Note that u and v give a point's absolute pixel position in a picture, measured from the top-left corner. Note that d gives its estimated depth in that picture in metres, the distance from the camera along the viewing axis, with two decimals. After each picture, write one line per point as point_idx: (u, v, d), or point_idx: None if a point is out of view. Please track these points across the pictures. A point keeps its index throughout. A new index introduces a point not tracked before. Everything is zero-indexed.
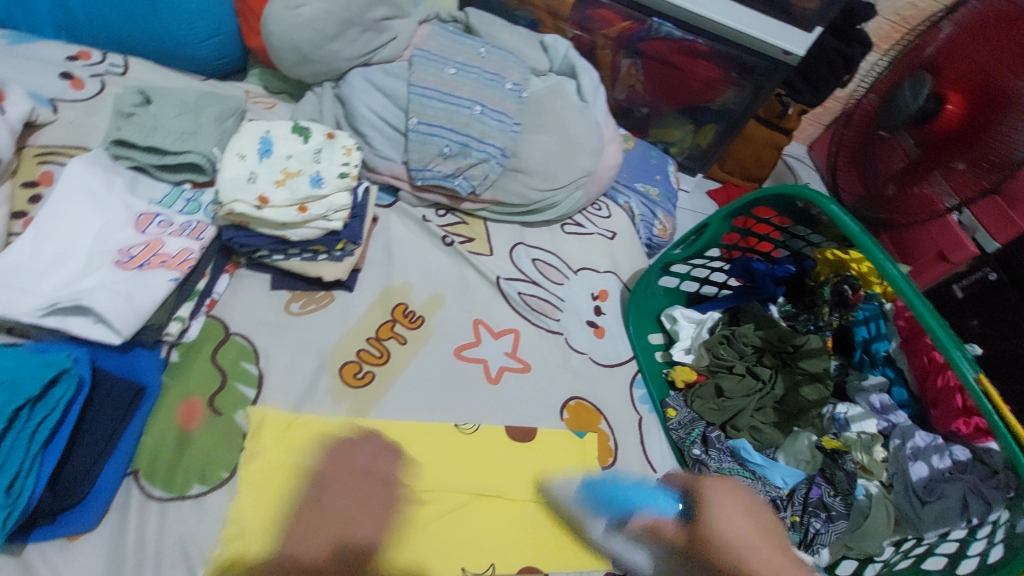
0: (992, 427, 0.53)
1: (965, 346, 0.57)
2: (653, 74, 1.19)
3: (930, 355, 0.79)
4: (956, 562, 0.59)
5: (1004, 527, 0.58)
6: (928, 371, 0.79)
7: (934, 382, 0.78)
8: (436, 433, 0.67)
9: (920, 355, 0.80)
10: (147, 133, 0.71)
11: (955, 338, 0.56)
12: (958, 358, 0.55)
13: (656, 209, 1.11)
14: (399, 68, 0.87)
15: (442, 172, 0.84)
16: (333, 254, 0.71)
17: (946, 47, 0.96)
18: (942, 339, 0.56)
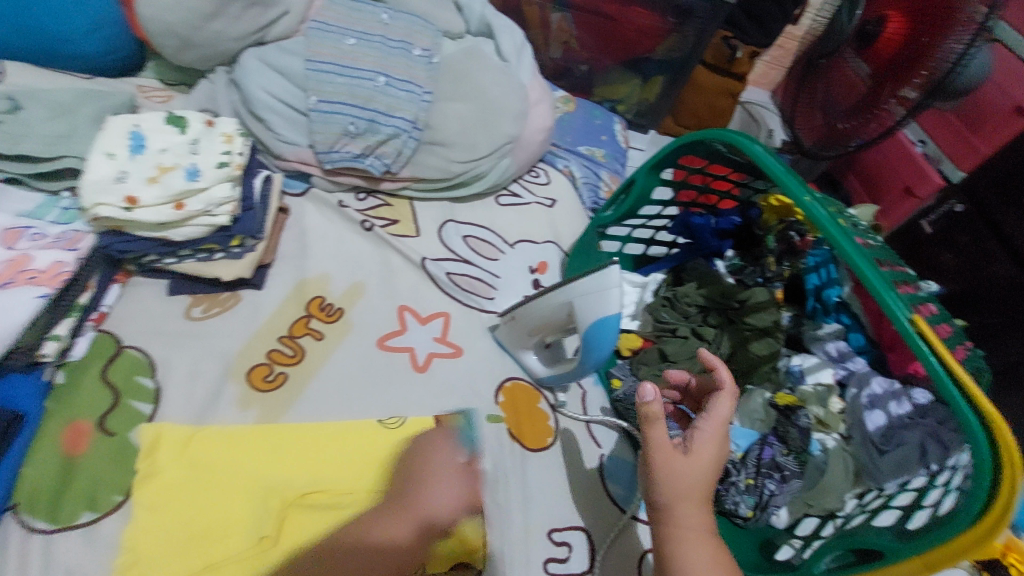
0: (926, 367, 0.48)
1: (897, 287, 0.52)
2: (587, 26, 1.12)
3: None
4: (910, 516, 0.55)
5: (961, 472, 0.54)
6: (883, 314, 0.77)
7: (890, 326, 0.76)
8: (326, 437, 0.61)
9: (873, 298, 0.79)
10: (13, 141, 0.65)
11: (886, 279, 0.52)
12: (890, 300, 0.51)
13: (600, 170, 1.05)
14: (295, 43, 0.81)
15: (351, 152, 0.79)
16: (230, 252, 0.67)
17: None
18: (874, 281, 0.52)
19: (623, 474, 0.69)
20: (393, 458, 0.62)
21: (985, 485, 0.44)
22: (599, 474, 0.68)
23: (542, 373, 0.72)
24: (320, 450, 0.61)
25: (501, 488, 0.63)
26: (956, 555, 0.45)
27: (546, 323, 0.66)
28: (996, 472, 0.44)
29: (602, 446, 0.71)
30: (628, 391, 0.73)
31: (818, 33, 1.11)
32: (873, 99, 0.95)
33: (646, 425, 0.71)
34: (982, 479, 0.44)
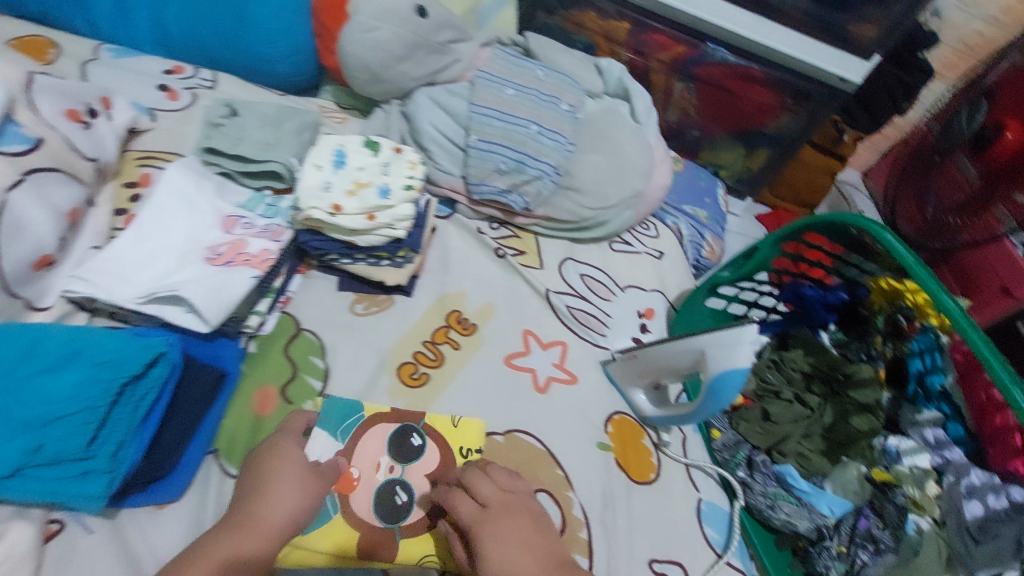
0: None
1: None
2: (706, 99, 1.20)
3: (989, 392, 0.75)
4: None
5: None
6: (987, 408, 0.75)
7: (991, 421, 0.74)
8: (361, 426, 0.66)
9: (978, 391, 0.76)
10: (234, 144, 0.78)
11: (1017, 378, 0.56)
12: (1017, 398, 0.55)
13: (705, 231, 1.12)
14: (461, 87, 0.92)
15: (498, 187, 0.88)
16: (395, 261, 0.76)
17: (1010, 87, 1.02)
18: (1003, 378, 0.57)
19: (722, 522, 0.73)
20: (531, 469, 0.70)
21: None
22: (698, 518, 0.73)
23: (651, 413, 0.78)
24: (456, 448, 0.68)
25: (609, 511, 0.69)
26: None
27: (670, 366, 0.73)
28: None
29: (701, 491, 0.75)
30: (727, 442, 0.81)
31: (929, 130, 1.19)
32: (983, 200, 1.06)
33: (744, 477, 0.76)
34: None
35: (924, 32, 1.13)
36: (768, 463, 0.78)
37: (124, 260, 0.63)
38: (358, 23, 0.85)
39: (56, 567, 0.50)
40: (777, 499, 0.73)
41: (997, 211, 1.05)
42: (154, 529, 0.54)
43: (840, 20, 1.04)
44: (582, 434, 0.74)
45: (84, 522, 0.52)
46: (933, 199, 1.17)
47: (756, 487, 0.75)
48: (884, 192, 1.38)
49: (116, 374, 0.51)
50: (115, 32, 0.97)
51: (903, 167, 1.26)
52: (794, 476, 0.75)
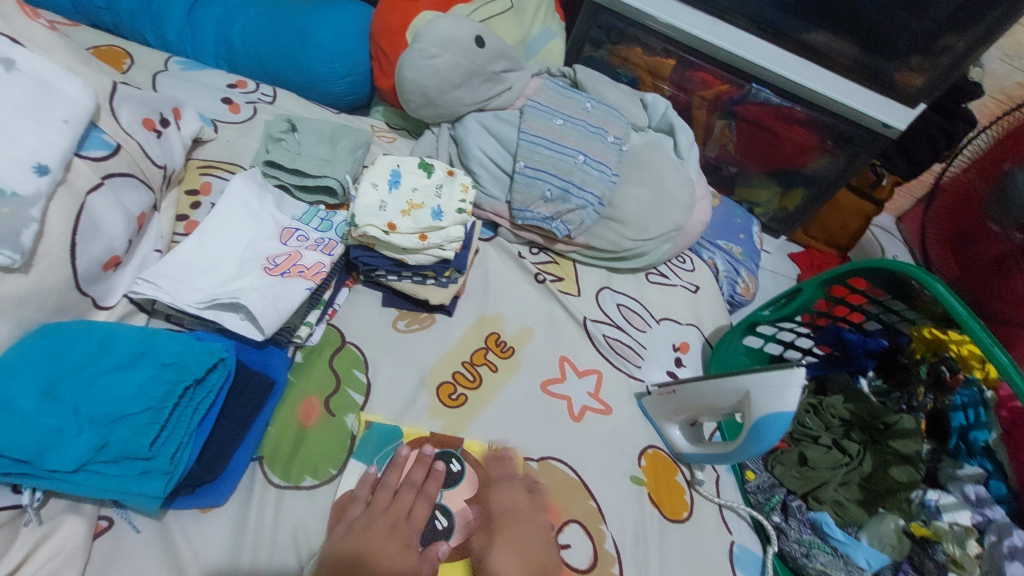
0: None
1: None
2: (745, 137, 1.21)
3: None
4: None
5: None
6: None
7: None
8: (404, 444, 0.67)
9: None
10: (292, 157, 0.81)
11: None
12: None
13: (740, 267, 1.12)
14: (510, 115, 0.95)
15: (542, 214, 0.90)
16: (440, 281, 0.78)
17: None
18: None
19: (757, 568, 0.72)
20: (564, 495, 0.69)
21: None
22: (731, 561, 0.71)
23: (686, 448, 0.77)
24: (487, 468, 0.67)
25: (641, 547, 0.69)
26: None
27: (711, 404, 0.73)
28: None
29: (734, 533, 0.74)
30: (762, 485, 0.81)
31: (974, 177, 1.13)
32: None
33: (779, 522, 0.76)
34: None
35: (968, 83, 1.12)
36: (804, 509, 0.78)
37: (186, 264, 0.65)
38: (420, 50, 0.88)
39: (102, 564, 0.51)
40: (811, 546, 0.72)
41: None
42: (198, 531, 0.55)
43: (886, 68, 1.05)
44: (616, 465, 0.74)
45: (131, 521, 0.53)
46: (976, 255, 1.13)
47: (791, 534, 0.74)
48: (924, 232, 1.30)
49: (182, 375, 0.53)
50: (183, 45, 1.02)
51: (950, 217, 1.21)
52: (830, 525, 0.75)
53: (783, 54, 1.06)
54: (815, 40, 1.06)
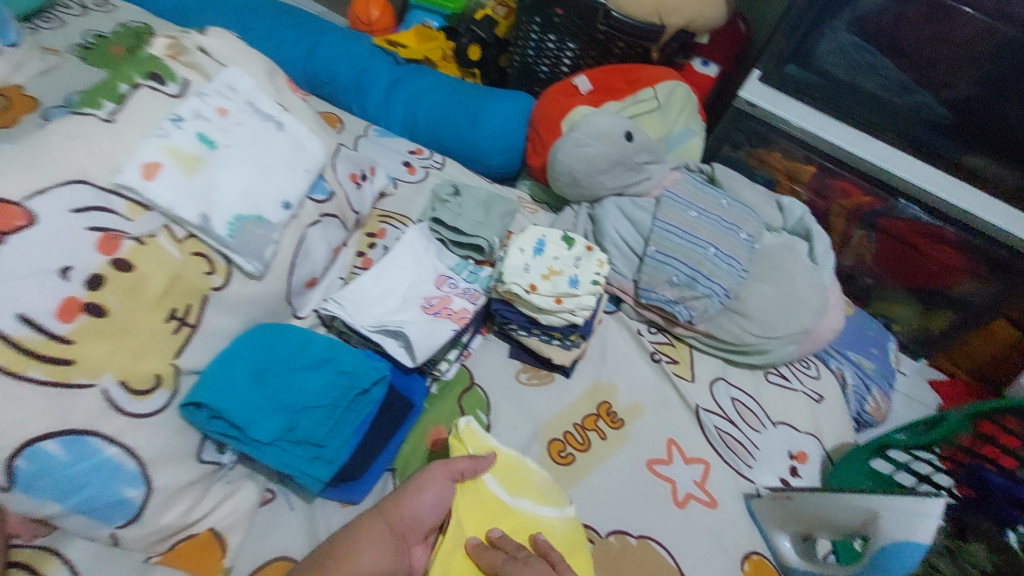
0: None
1: None
2: (886, 250, 1.18)
3: None
4: None
5: None
6: None
7: None
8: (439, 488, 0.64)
9: None
10: (454, 217, 0.94)
11: None
12: None
13: (871, 384, 1.05)
14: (647, 202, 1.02)
15: (666, 297, 0.94)
16: (564, 342, 0.83)
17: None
18: None
19: None
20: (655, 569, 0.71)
21: None
22: None
23: (795, 563, 0.74)
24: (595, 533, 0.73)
25: None
26: None
27: (830, 519, 0.70)
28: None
29: None
30: None
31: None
32: None
33: None
34: None
35: None
36: None
37: (364, 292, 0.78)
38: (575, 139, 1.01)
39: (263, 529, 0.61)
40: None
41: None
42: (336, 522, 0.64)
43: None
44: (715, 563, 0.73)
45: (289, 500, 0.64)
46: None
47: None
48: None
49: (355, 382, 0.64)
50: (378, 116, 1.25)
51: None
52: None
53: (938, 174, 1.04)
54: (974, 163, 1.03)
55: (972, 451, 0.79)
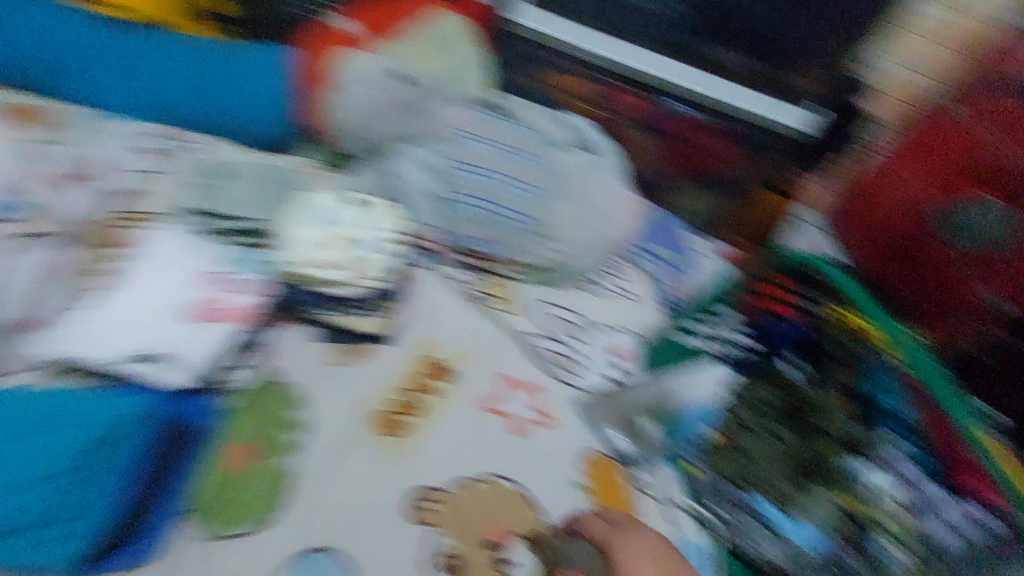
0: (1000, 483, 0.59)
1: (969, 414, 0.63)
2: (668, 147, 1.27)
3: (960, 447, 0.62)
4: None
5: None
6: (957, 452, 0.63)
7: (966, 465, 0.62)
8: None
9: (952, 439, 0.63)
10: (213, 201, 0.77)
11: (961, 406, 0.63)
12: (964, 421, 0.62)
13: (675, 271, 1.15)
14: (436, 144, 0.98)
15: (472, 236, 0.96)
16: (376, 312, 0.81)
17: (950, 121, 1.10)
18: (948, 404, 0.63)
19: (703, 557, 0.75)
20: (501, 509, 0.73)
21: None
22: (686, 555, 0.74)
23: (628, 449, 0.83)
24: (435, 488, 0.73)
25: None
26: None
27: None
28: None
29: (677, 528, 0.77)
30: (708, 485, 0.78)
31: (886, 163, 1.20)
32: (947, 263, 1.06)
33: (730, 519, 0.75)
34: None
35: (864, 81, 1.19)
36: (740, 499, 0.74)
37: (106, 317, 0.66)
38: (348, 92, 0.99)
39: None
40: (742, 526, 0.73)
41: (950, 259, 1.05)
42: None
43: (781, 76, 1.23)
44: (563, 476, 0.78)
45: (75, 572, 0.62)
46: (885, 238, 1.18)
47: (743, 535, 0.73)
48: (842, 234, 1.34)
49: (95, 432, 0.61)
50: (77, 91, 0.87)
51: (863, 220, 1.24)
52: (766, 508, 0.72)
53: None
54: None
55: (754, 303, 0.84)
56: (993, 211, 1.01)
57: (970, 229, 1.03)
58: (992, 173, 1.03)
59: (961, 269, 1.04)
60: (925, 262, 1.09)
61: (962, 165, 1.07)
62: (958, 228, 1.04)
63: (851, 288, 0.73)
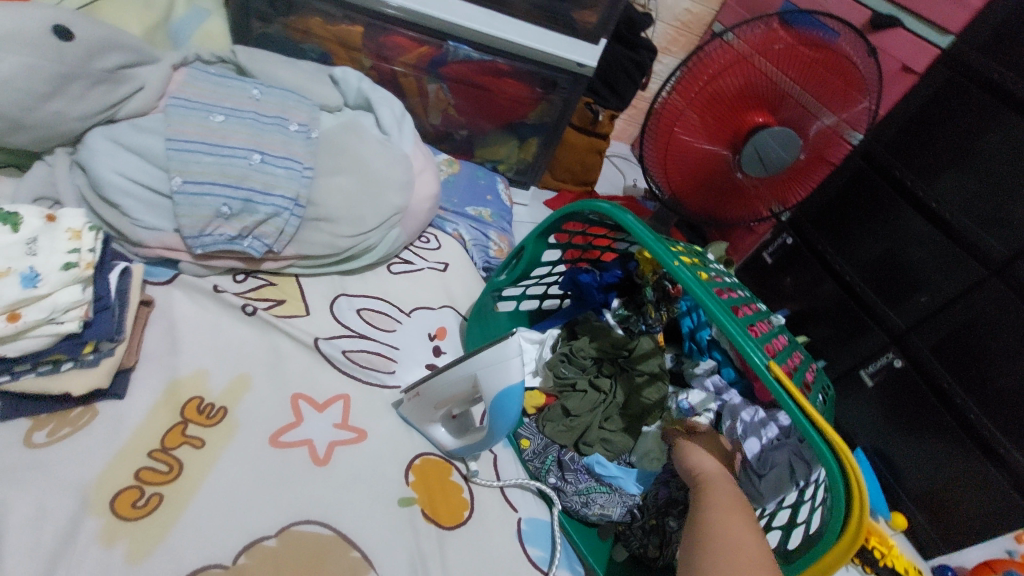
0: (819, 451, 0.54)
1: (781, 377, 0.58)
2: (462, 97, 1.17)
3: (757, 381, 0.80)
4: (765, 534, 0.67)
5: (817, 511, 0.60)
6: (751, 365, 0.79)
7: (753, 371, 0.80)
8: None
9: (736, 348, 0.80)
10: None
11: (775, 374, 0.58)
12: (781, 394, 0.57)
13: (488, 231, 1.08)
14: (151, 121, 0.75)
15: (226, 235, 0.74)
16: (81, 361, 0.60)
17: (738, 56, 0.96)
18: (766, 377, 0.58)
19: (546, 533, 0.71)
20: (317, 567, 0.58)
21: (844, 501, 0.54)
22: (519, 541, 0.69)
23: (452, 445, 0.71)
24: (221, 567, 0.55)
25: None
26: (829, 571, 0.54)
27: (449, 400, 0.68)
28: (849, 497, 0.53)
29: (519, 510, 0.71)
30: (537, 449, 0.78)
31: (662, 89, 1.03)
32: (742, 188, 1.14)
33: (556, 482, 0.74)
34: (841, 496, 0.53)
35: (638, 13, 1.20)
36: (577, 458, 0.77)
37: None
38: None
39: None
40: (589, 493, 0.73)
41: (743, 183, 1.12)
42: None
43: (564, 9, 1.08)
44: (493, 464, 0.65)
45: None
46: (690, 158, 1.11)
47: (569, 490, 0.74)
48: (652, 158, 1.13)
49: None
50: None
51: (664, 146, 1.10)
52: (602, 464, 0.75)
53: (467, 8, 1.03)
54: None
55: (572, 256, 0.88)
56: (788, 137, 1.01)
57: (771, 164, 1.03)
58: (773, 106, 1.00)
59: (746, 186, 1.13)
60: (715, 188, 1.15)
61: (742, 95, 0.99)
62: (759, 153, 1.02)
63: (642, 233, 0.67)
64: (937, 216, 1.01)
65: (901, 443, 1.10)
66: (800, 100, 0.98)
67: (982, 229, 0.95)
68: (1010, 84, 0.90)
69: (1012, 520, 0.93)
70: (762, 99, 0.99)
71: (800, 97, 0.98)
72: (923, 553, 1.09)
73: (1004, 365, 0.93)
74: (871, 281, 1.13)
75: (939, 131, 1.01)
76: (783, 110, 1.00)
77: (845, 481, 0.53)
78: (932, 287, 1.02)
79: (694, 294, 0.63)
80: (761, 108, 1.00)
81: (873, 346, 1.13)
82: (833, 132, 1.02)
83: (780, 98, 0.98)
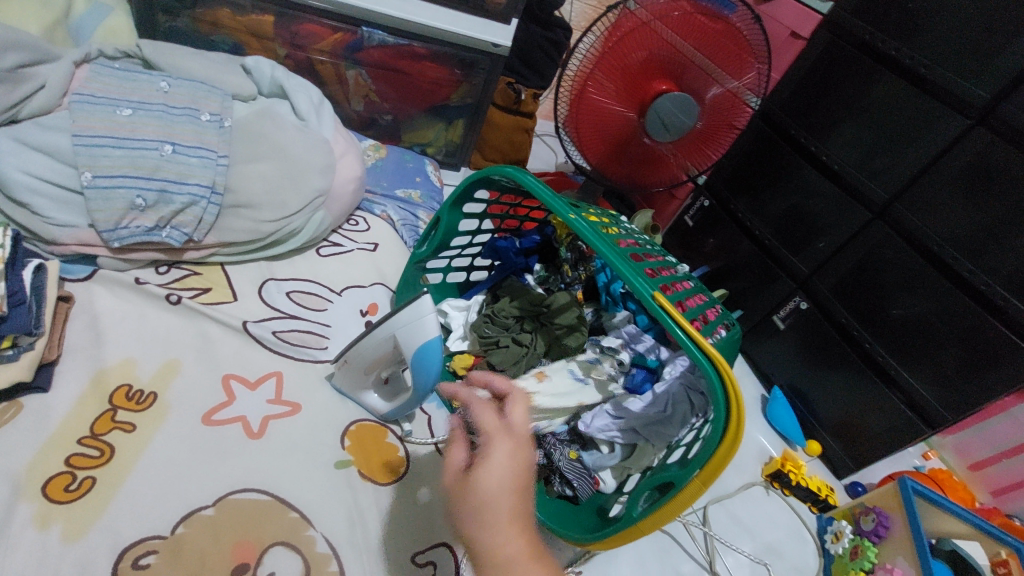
0: (702, 367, 0.61)
1: (671, 310, 0.65)
2: (384, 82, 1.20)
3: None
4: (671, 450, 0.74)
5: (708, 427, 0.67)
6: None
7: None
8: None
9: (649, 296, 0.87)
10: None
11: (664, 308, 0.65)
12: (670, 323, 0.65)
13: (417, 210, 1.12)
14: (55, 119, 0.74)
15: (143, 227, 0.76)
16: (0, 356, 0.60)
17: (639, 24, 1.02)
18: (656, 311, 0.65)
19: None
20: (256, 528, 0.61)
21: (725, 407, 0.61)
22: None
23: (384, 408, 0.75)
24: (159, 538, 0.58)
25: (359, 529, 0.66)
26: (719, 468, 0.61)
27: (376, 363, 0.72)
28: (729, 406, 0.61)
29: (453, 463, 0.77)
30: None
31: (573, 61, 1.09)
32: (658, 153, 1.21)
33: None
34: (721, 402, 0.61)
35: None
36: None
37: None
38: None
39: None
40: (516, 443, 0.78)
41: (658, 149, 1.19)
42: None
43: None
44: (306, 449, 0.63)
45: None
46: (607, 128, 1.17)
47: None
48: (571, 130, 1.19)
49: None
50: None
51: (579, 117, 1.16)
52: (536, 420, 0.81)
53: None
54: None
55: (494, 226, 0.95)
56: (686, 103, 1.08)
57: (678, 128, 1.10)
58: (675, 72, 1.07)
59: (660, 150, 1.20)
60: (633, 156, 1.22)
61: (646, 64, 1.06)
62: (663, 118, 1.09)
63: (544, 194, 0.73)
64: (824, 166, 1.11)
65: (813, 376, 1.21)
66: (699, 66, 1.05)
67: (862, 176, 1.04)
68: (878, 44, 0.99)
69: (905, 432, 1.05)
70: (664, 67, 1.06)
71: (702, 62, 1.05)
72: (837, 474, 1.20)
73: (889, 294, 1.03)
74: (778, 233, 1.22)
75: (824, 87, 1.09)
76: (685, 76, 1.07)
77: (725, 390, 0.61)
78: (828, 231, 1.12)
79: (592, 244, 0.70)
80: (664, 75, 1.07)
81: (784, 292, 1.23)
82: (732, 96, 1.10)
83: (681, 64, 1.05)
